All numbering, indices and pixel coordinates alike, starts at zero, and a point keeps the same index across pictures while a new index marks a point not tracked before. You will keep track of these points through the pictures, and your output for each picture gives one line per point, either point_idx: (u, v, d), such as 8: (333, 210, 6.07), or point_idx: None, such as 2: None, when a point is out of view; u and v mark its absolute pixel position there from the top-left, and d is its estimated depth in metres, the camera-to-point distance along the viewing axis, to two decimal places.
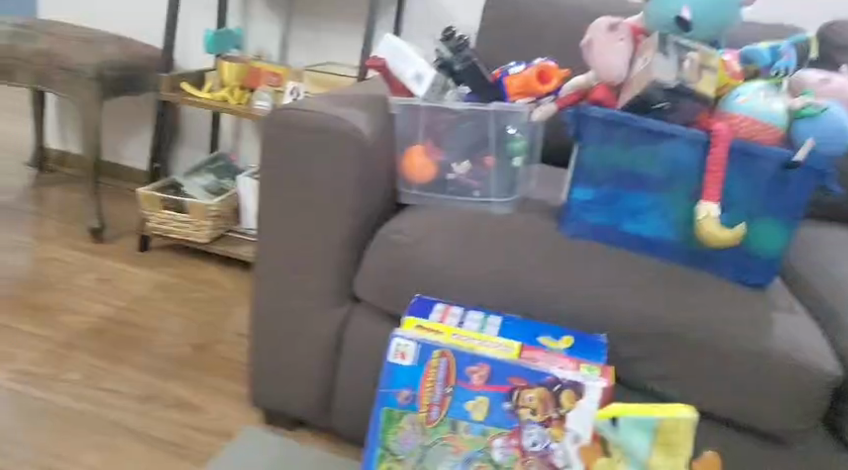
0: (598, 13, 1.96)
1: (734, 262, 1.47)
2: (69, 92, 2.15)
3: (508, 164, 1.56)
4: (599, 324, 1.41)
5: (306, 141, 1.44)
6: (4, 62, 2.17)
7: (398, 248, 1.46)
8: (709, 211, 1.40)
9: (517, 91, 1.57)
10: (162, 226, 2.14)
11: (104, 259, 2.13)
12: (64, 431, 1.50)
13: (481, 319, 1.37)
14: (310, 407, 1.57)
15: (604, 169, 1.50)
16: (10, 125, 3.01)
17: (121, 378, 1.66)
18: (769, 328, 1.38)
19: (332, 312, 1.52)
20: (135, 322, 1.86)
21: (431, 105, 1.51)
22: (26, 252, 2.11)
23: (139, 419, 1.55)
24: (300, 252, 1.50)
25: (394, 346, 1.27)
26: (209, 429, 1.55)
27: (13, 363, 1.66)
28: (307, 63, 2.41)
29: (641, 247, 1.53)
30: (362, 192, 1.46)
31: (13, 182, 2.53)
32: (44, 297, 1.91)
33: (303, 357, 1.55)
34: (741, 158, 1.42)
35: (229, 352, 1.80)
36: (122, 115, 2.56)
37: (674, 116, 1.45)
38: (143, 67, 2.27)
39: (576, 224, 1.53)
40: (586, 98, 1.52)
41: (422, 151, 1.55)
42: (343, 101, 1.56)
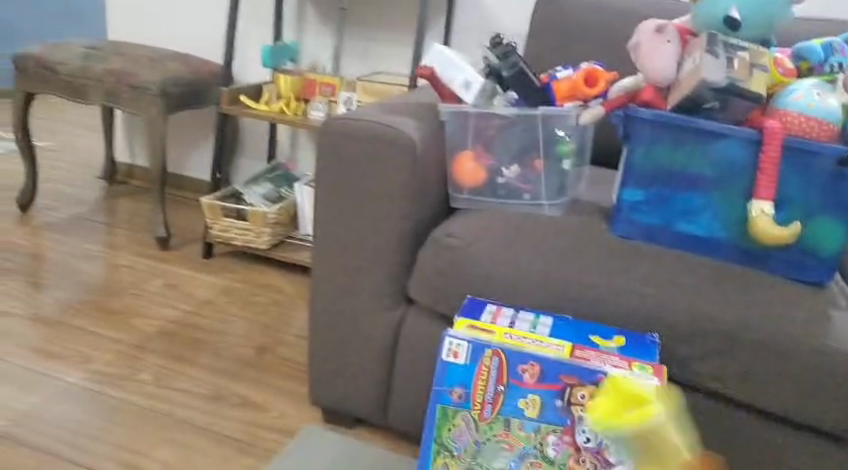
0: (645, 15, 1.98)
1: (789, 261, 1.47)
2: (136, 108, 2.25)
3: (557, 166, 1.59)
4: (649, 323, 1.41)
5: (359, 148, 1.50)
6: (77, 81, 2.28)
7: (450, 250, 1.49)
8: (761, 208, 1.42)
9: (565, 95, 1.60)
10: (224, 234, 2.23)
11: (172, 266, 2.22)
12: (138, 428, 1.58)
13: (532, 320, 1.39)
14: (368, 406, 1.61)
15: (654, 169, 1.52)
16: (82, 141, 3.15)
17: (190, 378, 1.73)
18: (824, 324, 1.37)
19: (387, 313, 1.56)
20: (201, 326, 1.93)
21: (479, 111, 1.56)
22: (99, 260, 2.21)
23: (206, 417, 1.62)
24: (356, 255, 1.55)
25: (447, 346, 1.30)
26: (272, 427, 1.61)
27: (89, 365, 1.75)
28: (359, 73, 2.47)
29: (694, 247, 1.54)
30: (414, 197, 1.51)
31: (86, 194, 2.65)
32: (116, 302, 2.00)
33: (361, 357, 1.60)
34: (796, 155, 1.42)
35: (289, 354, 1.86)
36: (186, 128, 2.65)
37: (725, 115, 1.48)
38: (205, 82, 2.36)
39: (627, 224, 1.56)
40: (634, 99, 1.53)
41: (471, 156, 1.59)
42: (394, 110, 1.61)
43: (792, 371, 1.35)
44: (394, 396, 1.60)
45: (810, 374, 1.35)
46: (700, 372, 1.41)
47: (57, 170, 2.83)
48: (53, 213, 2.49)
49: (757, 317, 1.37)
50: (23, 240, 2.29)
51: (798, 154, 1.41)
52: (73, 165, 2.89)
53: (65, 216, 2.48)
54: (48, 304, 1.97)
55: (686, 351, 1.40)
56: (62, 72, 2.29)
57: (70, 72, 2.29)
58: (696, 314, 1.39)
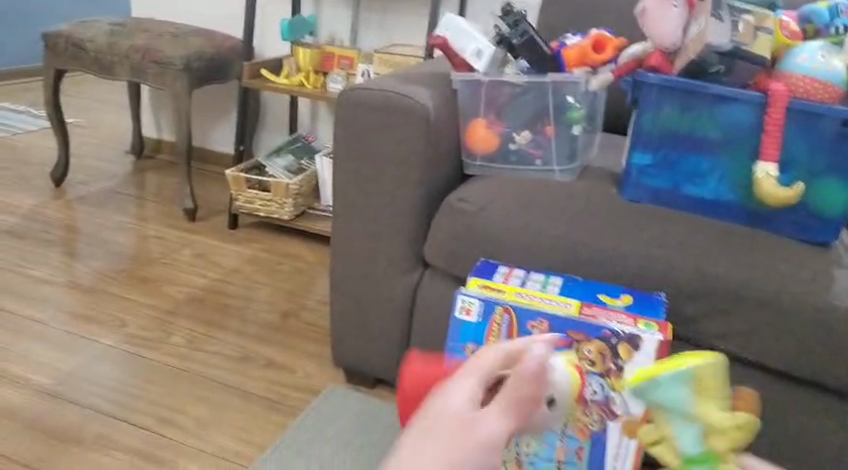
0: None
1: (796, 222, 1.49)
2: (161, 83, 2.32)
3: (567, 132, 1.63)
4: (659, 283, 1.44)
5: (376, 116, 1.56)
6: (104, 57, 2.36)
7: (464, 215, 1.55)
8: (766, 171, 1.44)
9: (574, 62, 1.64)
10: (248, 205, 2.30)
11: (199, 236, 2.30)
12: (172, 386, 1.67)
13: (543, 280, 1.45)
14: (388, 365, 1.69)
15: (661, 132, 1.55)
16: (111, 117, 3.24)
17: (219, 341, 1.82)
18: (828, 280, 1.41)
19: (404, 277, 1.63)
20: (229, 292, 2.02)
21: (492, 79, 1.60)
22: (130, 231, 2.30)
23: (236, 377, 1.71)
24: (374, 221, 1.62)
25: (460, 303, 1.38)
26: (297, 386, 1.70)
27: (124, 328, 1.84)
28: (375, 45, 2.52)
29: (701, 210, 1.57)
30: (429, 163, 1.57)
31: (117, 168, 2.74)
32: (148, 270, 2.09)
33: (380, 319, 1.67)
34: (802, 117, 1.43)
35: (313, 318, 1.94)
36: (210, 103, 2.73)
37: (730, 79, 1.52)
38: (227, 57, 2.42)
39: (635, 188, 1.59)
40: (642, 64, 1.57)
41: (484, 123, 1.65)
42: (409, 79, 1.66)
43: (795, 330, 1.38)
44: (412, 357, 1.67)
45: (813, 330, 1.36)
46: (704, 331, 1.43)
47: (87, 145, 2.92)
48: (85, 187, 2.58)
49: (761, 273, 1.39)
50: (58, 212, 2.38)
51: (802, 116, 1.43)
52: (103, 141, 2.98)
53: (97, 190, 2.57)
54: (83, 272, 2.06)
55: (693, 308, 1.43)
56: (89, 48, 2.37)
57: (98, 49, 2.36)
58: (704, 273, 1.41)
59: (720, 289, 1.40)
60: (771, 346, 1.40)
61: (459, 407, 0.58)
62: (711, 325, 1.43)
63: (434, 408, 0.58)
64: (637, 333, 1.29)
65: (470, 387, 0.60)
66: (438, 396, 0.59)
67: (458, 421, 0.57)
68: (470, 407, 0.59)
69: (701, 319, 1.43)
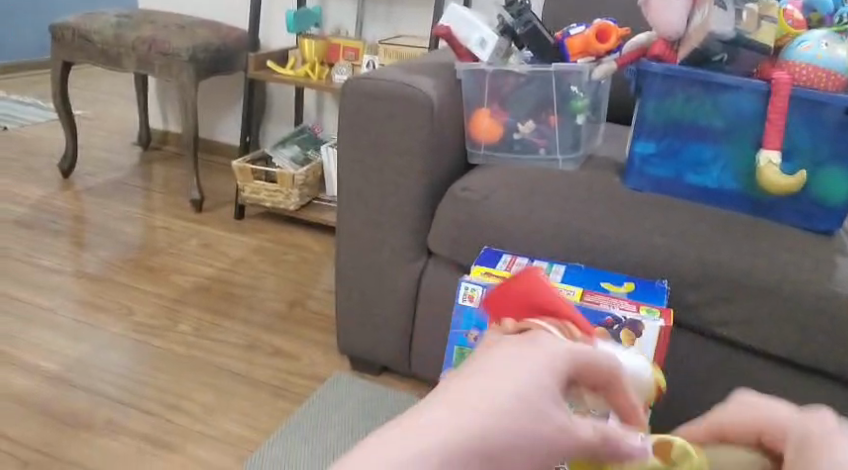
0: None
1: (798, 210, 1.49)
2: (168, 74, 2.33)
3: (571, 121, 1.64)
4: (661, 270, 1.44)
5: (380, 106, 1.57)
6: (111, 49, 2.37)
7: (467, 204, 1.55)
8: (769, 158, 1.43)
9: (578, 51, 1.64)
10: (255, 196, 2.31)
11: (206, 227, 2.32)
12: (179, 373, 1.68)
13: (546, 268, 1.45)
14: (393, 353, 1.70)
15: (665, 121, 1.55)
16: (119, 109, 3.25)
17: (226, 329, 1.83)
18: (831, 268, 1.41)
19: (408, 265, 1.64)
20: (236, 281, 2.03)
21: (496, 68, 1.60)
22: (137, 221, 2.32)
23: (243, 364, 1.72)
24: (378, 209, 1.63)
25: (463, 290, 1.38)
26: (303, 374, 1.71)
27: (132, 316, 1.85)
28: (381, 36, 2.53)
29: (705, 199, 1.57)
30: (432, 153, 1.58)
31: (124, 160, 2.76)
32: (155, 260, 2.11)
33: (385, 307, 1.68)
34: (806, 104, 1.42)
35: (319, 307, 1.95)
36: (216, 94, 2.74)
37: (733, 67, 1.50)
38: (233, 49, 2.44)
39: (638, 176, 1.60)
40: (646, 54, 1.56)
41: (488, 113, 1.65)
42: (413, 69, 1.67)
43: (798, 318, 1.37)
44: (417, 345, 1.68)
45: (816, 318, 1.36)
46: (706, 318, 1.44)
47: (95, 137, 2.94)
48: (93, 178, 2.60)
49: (764, 262, 1.39)
50: (66, 203, 2.40)
51: (805, 104, 1.42)
52: (110, 132, 3.00)
53: (104, 181, 2.58)
54: (91, 262, 2.08)
55: (695, 296, 1.43)
56: (96, 40, 2.38)
57: (104, 41, 2.37)
58: (705, 262, 1.41)
59: (721, 276, 1.40)
60: (773, 333, 1.40)
61: (545, 390, 0.47)
62: (713, 312, 1.43)
63: (509, 366, 0.47)
64: (640, 319, 1.30)
65: (562, 375, 0.49)
66: (524, 345, 0.49)
67: (542, 389, 0.47)
68: (555, 381, 0.48)
69: (701, 306, 1.43)
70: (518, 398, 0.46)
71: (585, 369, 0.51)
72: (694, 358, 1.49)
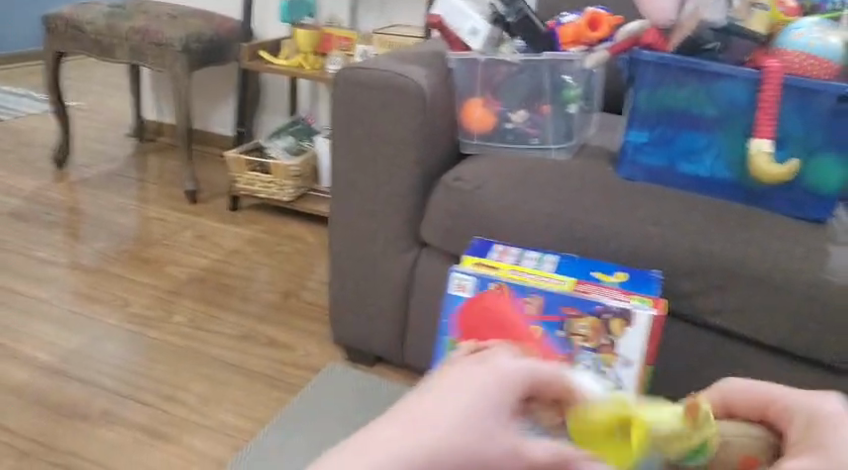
0: None
1: (790, 198, 1.47)
2: (162, 65, 2.33)
3: (562, 111, 1.64)
4: (654, 261, 1.44)
5: (373, 96, 1.57)
6: (104, 40, 2.37)
7: (460, 194, 1.56)
8: (760, 146, 1.42)
9: (570, 40, 1.65)
10: (249, 187, 2.32)
11: (200, 218, 2.32)
12: (174, 364, 1.69)
13: (538, 258, 1.46)
14: (387, 343, 1.71)
15: (658, 108, 1.54)
16: (114, 100, 3.25)
17: (221, 320, 1.84)
18: None
19: (402, 256, 1.65)
20: (230, 273, 2.04)
21: (489, 57, 1.60)
22: (132, 213, 2.32)
23: (238, 355, 1.73)
24: (372, 199, 1.63)
25: (454, 281, 1.39)
26: (298, 365, 1.72)
27: (127, 307, 1.86)
28: (375, 26, 2.53)
29: (697, 188, 1.55)
30: (425, 143, 1.58)
31: (118, 151, 2.76)
32: (150, 251, 2.11)
33: (379, 297, 1.68)
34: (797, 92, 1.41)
35: (313, 298, 1.96)
36: (210, 85, 2.74)
37: (726, 56, 1.50)
38: (225, 39, 2.43)
39: (630, 165, 1.58)
40: (637, 43, 1.55)
41: (480, 103, 1.65)
42: (406, 59, 1.67)
43: (790, 306, 1.37)
44: (410, 335, 1.68)
45: (807, 306, 1.35)
46: (698, 307, 1.44)
47: (89, 128, 2.94)
48: (88, 169, 2.60)
49: (757, 250, 1.38)
50: (61, 194, 2.40)
51: (798, 92, 1.41)
52: (104, 123, 3.00)
53: (99, 172, 2.59)
54: (86, 253, 2.08)
55: (688, 285, 1.43)
56: (89, 30, 2.38)
57: (97, 31, 2.37)
58: (699, 252, 1.41)
59: (715, 266, 1.40)
60: (766, 323, 1.40)
61: (496, 407, 0.48)
62: (704, 301, 1.43)
63: (462, 386, 0.48)
64: (630, 307, 1.31)
65: (514, 394, 0.49)
66: (482, 366, 0.50)
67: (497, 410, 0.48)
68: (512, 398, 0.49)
69: (694, 295, 1.43)
70: (470, 415, 0.47)
71: (539, 389, 0.51)
72: (686, 347, 1.49)
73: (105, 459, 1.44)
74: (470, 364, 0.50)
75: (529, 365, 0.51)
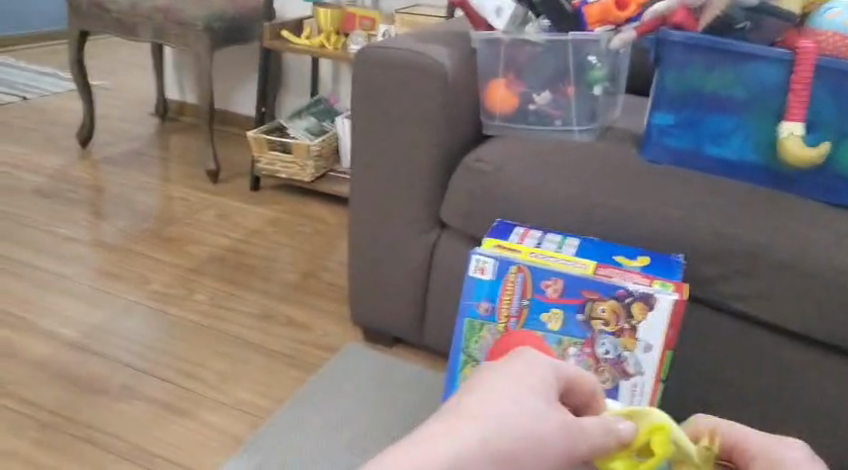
0: None
1: (818, 183, 1.43)
2: (184, 44, 2.33)
3: (587, 92, 1.61)
4: (676, 244, 1.42)
5: (394, 75, 1.55)
6: (127, 19, 2.37)
7: (481, 176, 1.54)
8: (791, 130, 1.38)
9: (597, 19, 1.59)
10: (270, 167, 2.32)
11: (222, 198, 2.32)
12: (194, 342, 1.69)
13: (559, 241, 1.44)
14: (407, 325, 1.70)
15: (686, 92, 1.50)
16: (137, 79, 3.26)
17: (241, 299, 1.84)
18: None
19: (422, 237, 1.64)
20: (251, 252, 2.04)
21: (513, 37, 1.57)
22: (154, 192, 2.33)
23: (257, 334, 1.73)
24: (392, 179, 1.62)
25: (474, 262, 1.37)
26: (317, 344, 1.72)
27: (149, 285, 1.87)
28: (397, 6, 2.51)
29: (722, 171, 1.52)
30: (446, 123, 1.57)
31: (141, 130, 2.76)
32: (172, 230, 2.12)
33: (399, 278, 1.68)
34: (831, 75, 1.37)
35: (333, 278, 1.95)
36: (233, 64, 2.73)
37: (757, 36, 1.45)
38: (248, 19, 2.43)
39: (656, 148, 1.55)
40: (665, 22, 1.52)
41: (504, 84, 1.63)
42: (428, 38, 1.65)
43: (818, 293, 1.34)
44: (429, 317, 1.68)
45: (834, 293, 1.33)
46: (722, 293, 1.41)
47: (112, 107, 2.95)
48: (110, 148, 2.61)
49: (783, 236, 1.36)
50: (84, 172, 2.41)
51: (833, 75, 1.36)
52: (127, 103, 3.00)
53: (122, 151, 2.59)
54: (109, 231, 2.09)
55: (712, 269, 1.40)
56: (112, 9, 2.38)
57: (120, 10, 2.37)
58: (723, 236, 1.38)
59: (738, 249, 1.38)
60: (791, 309, 1.37)
61: (543, 395, 0.55)
62: (729, 288, 1.40)
63: (507, 384, 0.55)
64: (652, 292, 1.29)
65: (551, 386, 0.57)
66: (513, 365, 0.56)
67: (543, 388, 0.56)
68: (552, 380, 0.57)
69: (717, 279, 1.41)
70: (525, 404, 0.54)
71: (570, 384, 0.59)
72: (709, 333, 1.47)
73: (125, 433, 1.45)
74: (501, 364, 0.56)
75: (556, 365, 0.58)
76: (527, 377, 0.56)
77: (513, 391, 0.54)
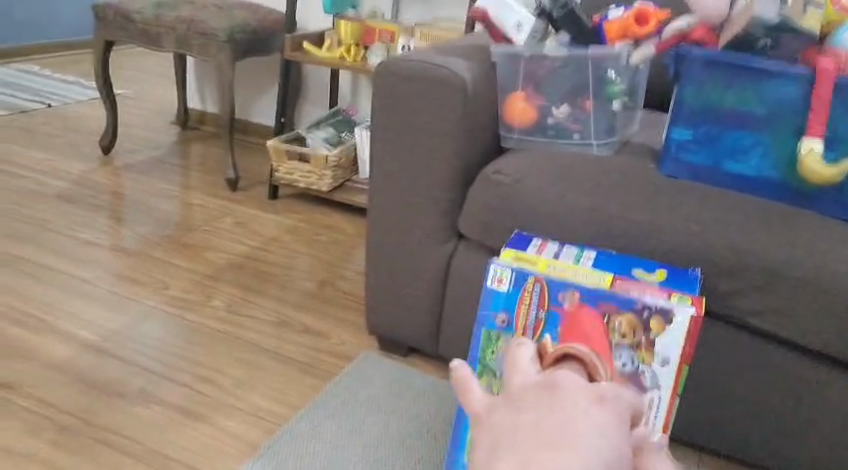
0: None
1: (836, 199, 1.44)
2: (206, 54, 2.36)
3: (606, 105, 1.62)
4: (693, 258, 1.42)
5: (415, 86, 1.57)
6: (151, 29, 2.40)
7: (500, 187, 1.54)
8: (811, 146, 1.38)
9: (617, 36, 1.61)
10: (288, 177, 2.34)
11: (240, 206, 2.34)
12: (211, 348, 1.71)
13: (576, 254, 1.44)
14: (423, 335, 1.71)
15: (705, 106, 1.49)
16: (159, 88, 3.30)
17: (258, 306, 1.85)
18: None
19: (439, 248, 1.65)
20: (269, 260, 2.05)
21: (532, 51, 1.58)
22: (173, 199, 2.35)
23: (273, 341, 1.74)
24: (410, 189, 1.63)
25: (492, 273, 1.39)
26: (333, 352, 1.73)
27: (166, 290, 1.88)
28: (418, 18, 2.53)
29: (741, 187, 1.51)
30: (465, 135, 1.58)
31: (163, 138, 2.79)
32: (190, 237, 2.13)
33: (416, 287, 1.68)
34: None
35: (350, 288, 1.97)
36: (254, 75, 2.76)
37: (777, 53, 1.48)
38: (270, 31, 2.45)
39: (674, 163, 1.55)
40: (685, 39, 1.53)
41: (522, 97, 1.63)
42: (448, 51, 1.67)
43: (836, 309, 1.34)
44: (445, 327, 1.68)
45: None
46: (739, 309, 1.41)
47: (134, 115, 2.98)
48: (131, 155, 2.64)
49: (801, 251, 1.36)
50: (105, 179, 2.44)
51: None
52: (149, 111, 3.04)
53: (143, 158, 2.62)
54: (129, 236, 2.11)
55: (730, 283, 1.40)
56: (137, 19, 2.41)
57: (145, 20, 2.40)
58: (740, 250, 1.39)
59: (755, 263, 1.38)
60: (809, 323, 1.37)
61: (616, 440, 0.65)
62: (748, 303, 1.40)
63: (582, 422, 0.65)
64: (670, 305, 1.29)
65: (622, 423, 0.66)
66: (588, 403, 0.66)
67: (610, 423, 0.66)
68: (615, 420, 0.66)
69: (734, 294, 1.41)
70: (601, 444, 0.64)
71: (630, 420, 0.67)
72: (725, 347, 1.46)
73: (142, 436, 1.46)
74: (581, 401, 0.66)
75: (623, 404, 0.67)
76: (594, 412, 0.66)
77: (595, 431, 0.65)
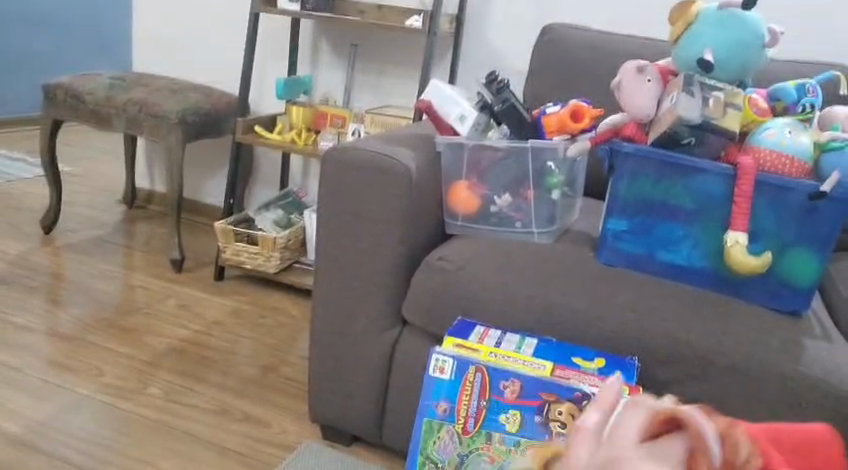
0: (633, 43, 2.04)
1: (766, 290, 1.49)
2: (157, 136, 2.37)
3: (546, 196, 1.67)
4: (629, 349, 1.44)
5: (358, 176, 1.60)
6: (101, 110, 2.42)
7: (444, 275, 1.56)
8: (736, 239, 1.43)
9: (554, 130, 1.67)
10: (235, 257, 2.34)
11: (185, 288, 2.33)
12: (145, 438, 1.67)
13: (518, 341, 1.46)
14: (365, 423, 1.70)
15: (637, 200, 1.54)
16: (105, 166, 3.29)
17: (198, 394, 1.83)
18: (802, 342, 1.41)
19: (383, 335, 1.65)
20: (211, 344, 2.04)
21: (475, 142, 1.65)
22: (116, 280, 2.33)
23: (211, 431, 1.72)
24: (354, 277, 1.64)
25: (434, 362, 1.40)
26: (273, 442, 1.71)
27: (102, 378, 1.85)
28: (368, 104, 2.58)
29: (675, 276, 1.56)
30: (408, 225, 1.61)
31: (108, 217, 2.78)
32: (131, 321, 2.11)
33: (359, 375, 1.68)
34: (772, 190, 1.43)
35: (294, 373, 1.96)
36: (204, 156, 2.78)
37: (701, 151, 1.49)
38: (222, 113, 2.48)
39: (610, 252, 1.58)
40: (617, 134, 1.57)
41: (466, 186, 1.67)
42: (394, 140, 1.70)
43: (766, 397, 1.37)
44: (388, 415, 1.68)
45: (782, 400, 1.36)
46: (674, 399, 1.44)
47: (79, 194, 2.97)
48: (74, 235, 2.62)
49: (734, 340, 1.40)
50: (46, 260, 2.41)
51: (773, 190, 1.43)
52: (95, 190, 3.03)
53: (85, 238, 2.60)
54: (66, 320, 2.08)
55: (666, 373, 1.43)
56: (86, 101, 2.43)
57: (96, 101, 2.42)
58: (675, 341, 1.42)
59: (691, 356, 1.41)
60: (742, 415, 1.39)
61: None
62: (684, 394, 1.42)
63: None
64: None
65: None
66: None
67: None
68: None
69: (671, 385, 1.43)
70: None
71: None
72: None
73: None
74: None
75: None
76: None
77: None
